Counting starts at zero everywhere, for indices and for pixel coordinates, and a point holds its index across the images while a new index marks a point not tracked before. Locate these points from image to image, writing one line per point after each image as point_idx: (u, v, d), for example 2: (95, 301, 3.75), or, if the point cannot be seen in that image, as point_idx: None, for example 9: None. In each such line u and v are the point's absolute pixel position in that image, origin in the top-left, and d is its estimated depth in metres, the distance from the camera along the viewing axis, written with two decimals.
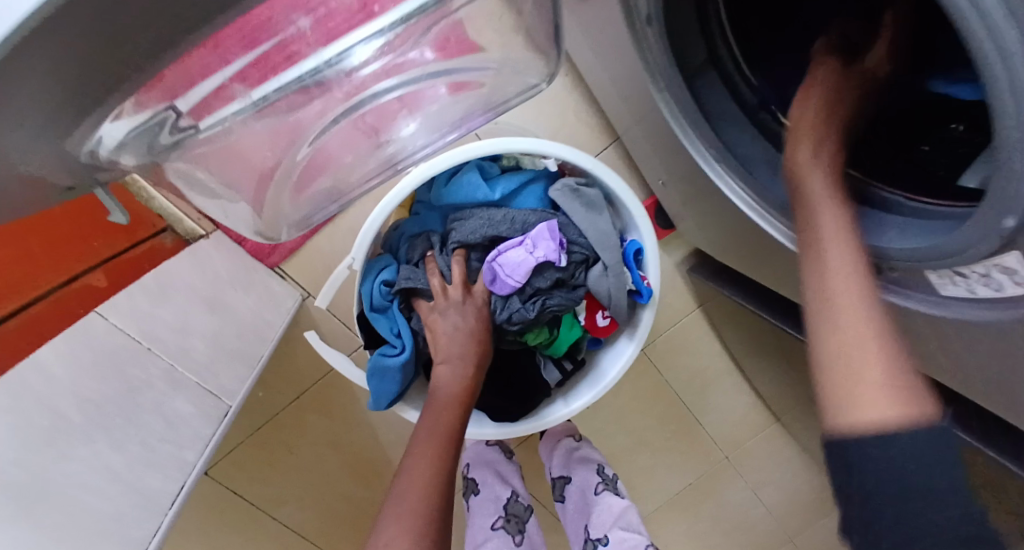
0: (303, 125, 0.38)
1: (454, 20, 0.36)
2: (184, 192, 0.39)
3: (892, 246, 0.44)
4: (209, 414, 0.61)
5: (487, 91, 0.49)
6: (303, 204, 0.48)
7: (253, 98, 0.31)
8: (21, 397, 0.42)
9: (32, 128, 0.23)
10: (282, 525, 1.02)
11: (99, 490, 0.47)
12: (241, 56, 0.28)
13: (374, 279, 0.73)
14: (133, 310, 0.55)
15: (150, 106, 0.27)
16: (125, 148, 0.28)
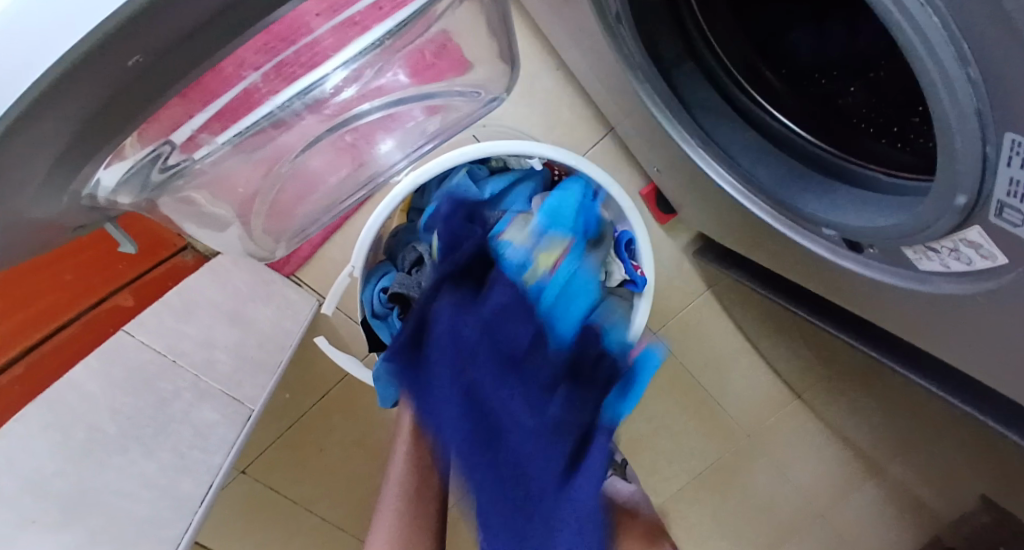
0: (286, 152, 0.41)
1: (418, 46, 0.38)
2: (179, 221, 0.42)
3: (874, 224, 0.44)
4: (232, 420, 0.64)
5: (459, 109, 0.51)
6: (294, 221, 0.51)
7: (225, 137, 0.34)
8: (60, 414, 0.47)
9: (37, 185, 0.25)
10: (320, 519, 1.09)
11: (134, 495, 0.51)
12: (206, 110, 0.31)
13: (375, 286, 0.78)
14: (158, 326, 0.60)
15: (147, 145, 0.30)
16: (122, 186, 0.31)
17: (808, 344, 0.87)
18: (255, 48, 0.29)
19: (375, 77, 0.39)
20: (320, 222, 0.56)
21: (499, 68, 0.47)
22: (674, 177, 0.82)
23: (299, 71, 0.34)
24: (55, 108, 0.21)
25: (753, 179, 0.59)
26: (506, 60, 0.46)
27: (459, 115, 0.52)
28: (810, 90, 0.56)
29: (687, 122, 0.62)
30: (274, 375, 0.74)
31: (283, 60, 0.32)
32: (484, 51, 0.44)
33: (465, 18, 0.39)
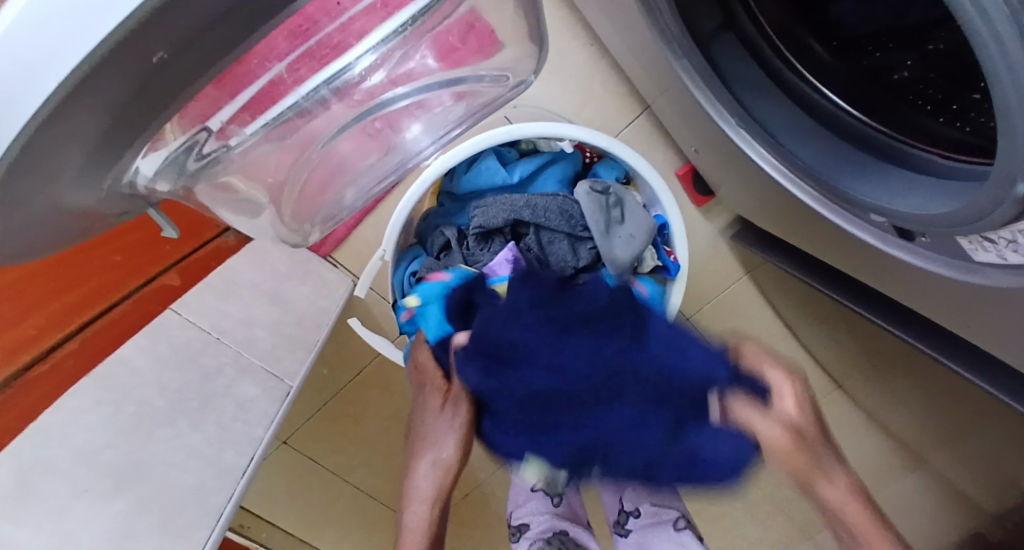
0: (316, 138, 0.42)
1: (444, 30, 0.38)
2: (213, 208, 0.43)
3: (927, 212, 0.42)
4: (273, 394, 0.67)
5: (491, 94, 0.51)
6: (323, 205, 0.52)
7: (260, 124, 0.35)
8: (115, 389, 0.51)
9: (73, 177, 0.27)
10: (356, 487, 1.13)
11: (182, 465, 0.55)
12: (233, 102, 0.31)
13: (405, 268, 0.79)
14: (202, 306, 0.63)
15: (184, 131, 0.30)
16: (160, 174, 0.32)
17: (849, 331, 0.84)
18: (282, 36, 0.29)
19: (403, 61, 0.38)
20: (352, 205, 0.57)
21: (526, 50, 0.46)
22: (711, 157, 0.79)
23: (327, 57, 0.34)
24: (82, 107, 0.22)
25: (794, 159, 0.56)
26: (537, 40, 0.45)
27: (487, 99, 0.52)
28: (860, 61, 0.52)
29: (729, 101, 0.59)
30: (312, 351, 0.75)
31: (310, 47, 0.32)
32: (511, 30, 0.43)
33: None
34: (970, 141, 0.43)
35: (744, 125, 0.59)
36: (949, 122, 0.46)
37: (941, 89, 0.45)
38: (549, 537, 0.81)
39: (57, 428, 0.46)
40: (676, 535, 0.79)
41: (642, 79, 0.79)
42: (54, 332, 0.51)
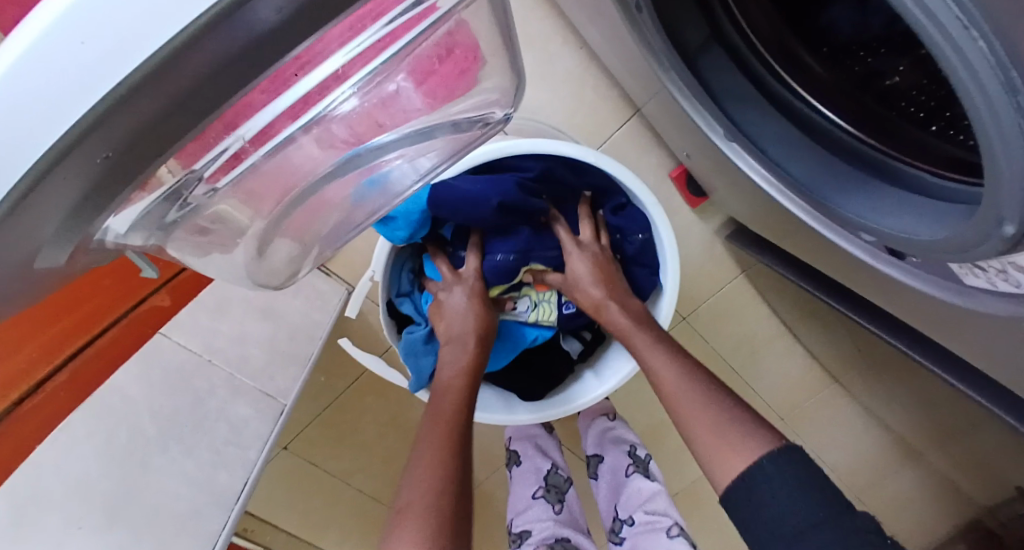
0: (302, 186, 0.39)
1: (422, 53, 0.35)
2: (175, 252, 0.39)
3: (919, 235, 0.41)
4: (267, 414, 0.66)
5: (481, 133, 0.49)
6: (302, 249, 0.48)
7: (236, 172, 0.32)
8: (104, 418, 0.53)
9: (45, 243, 0.25)
10: (357, 490, 1.14)
11: (177, 493, 0.55)
12: (205, 156, 0.29)
13: (401, 269, 0.79)
14: (194, 328, 0.63)
15: (151, 188, 0.27)
16: (133, 225, 0.29)
17: (845, 335, 0.83)
18: (261, 92, 0.27)
19: (384, 95, 0.36)
20: (345, 238, 0.54)
21: (506, 80, 0.43)
22: (704, 162, 0.78)
23: (310, 103, 0.31)
24: (42, 211, 0.22)
25: (786, 174, 0.55)
26: (516, 74, 0.44)
27: (474, 135, 0.49)
28: (853, 70, 0.50)
29: (717, 115, 0.58)
30: (307, 365, 0.74)
31: (292, 99, 0.30)
32: (488, 70, 0.41)
33: (473, 21, 0.35)
34: (961, 158, 0.42)
35: (736, 140, 0.58)
36: (949, 141, 0.44)
37: (934, 96, 0.43)
38: (552, 543, 0.80)
39: (51, 464, 0.48)
40: (669, 543, 0.77)
41: (631, 82, 0.78)
42: (43, 363, 0.52)
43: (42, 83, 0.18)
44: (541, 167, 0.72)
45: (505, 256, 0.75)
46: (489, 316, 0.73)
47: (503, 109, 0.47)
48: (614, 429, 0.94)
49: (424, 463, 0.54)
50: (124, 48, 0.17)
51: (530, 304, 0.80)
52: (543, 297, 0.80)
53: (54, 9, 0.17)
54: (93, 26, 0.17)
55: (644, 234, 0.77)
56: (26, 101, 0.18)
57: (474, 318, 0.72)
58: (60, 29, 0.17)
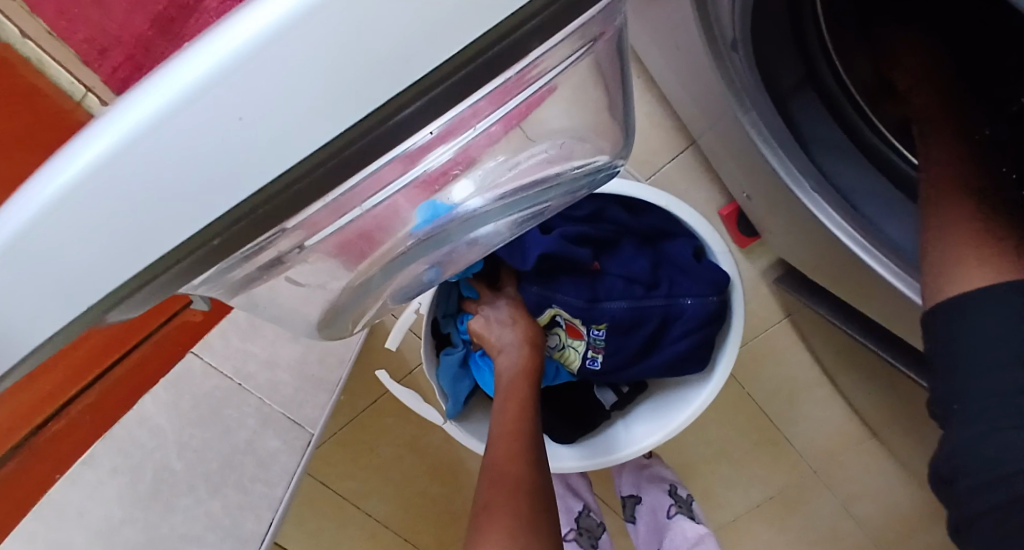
0: (389, 241, 0.34)
1: (537, 94, 0.29)
2: (246, 308, 0.35)
3: None
4: (295, 446, 0.63)
5: (571, 188, 0.43)
6: (372, 303, 0.43)
7: (327, 231, 0.27)
8: (133, 454, 0.50)
9: (136, 301, 0.21)
10: (368, 514, 1.08)
11: (199, 538, 0.52)
12: (291, 221, 0.22)
13: (454, 288, 0.72)
14: (225, 348, 0.60)
15: (243, 249, 0.21)
16: (213, 282, 0.25)
17: (896, 395, 0.79)
18: (395, 165, 0.25)
19: (484, 142, 0.31)
20: (411, 292, 0.50)
21: (611, 132, 0.38)
22: (766, 205, 0.75)
23: (417, 158, 0.26)
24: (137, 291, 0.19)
25: (881, 235, 0.50)
26: (621, 125, 0.39)
27: (574, 184, 0.42)
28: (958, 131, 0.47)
29: (803, 161, 0.54)
30: (335, 393, 0.70)
31: (394, 159, 0.24)
32: (570, 120, 0.35)
33: (580, 73, 0.30)
34: None
35: (821, 189, 0.54)
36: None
37: None
38: None
39: (74, 505, 0.47)
40: None
41: (693, 114, 0.74)
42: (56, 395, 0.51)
43: (156, 178, 0.16)
44: (592, 208, 0.66)
45: (540, 291, 0.64)
46: (539, 350, 0.63)
47: (600, 152, 0.40)
48: (651, 466, 0.92)
49: (494, 505, 0.48)
50: (272, 141, 0.16)
51: (558, 343, 0.68)
52: (571, 342, 0.67)
53: (169, 89, 0.15)
54: (255, 106, 0.15)
55: (718, 297, 0.64)
56: (151, 187, 0.16)
57: (523, 327, 0.64)
58: (203, 106, 0.15)
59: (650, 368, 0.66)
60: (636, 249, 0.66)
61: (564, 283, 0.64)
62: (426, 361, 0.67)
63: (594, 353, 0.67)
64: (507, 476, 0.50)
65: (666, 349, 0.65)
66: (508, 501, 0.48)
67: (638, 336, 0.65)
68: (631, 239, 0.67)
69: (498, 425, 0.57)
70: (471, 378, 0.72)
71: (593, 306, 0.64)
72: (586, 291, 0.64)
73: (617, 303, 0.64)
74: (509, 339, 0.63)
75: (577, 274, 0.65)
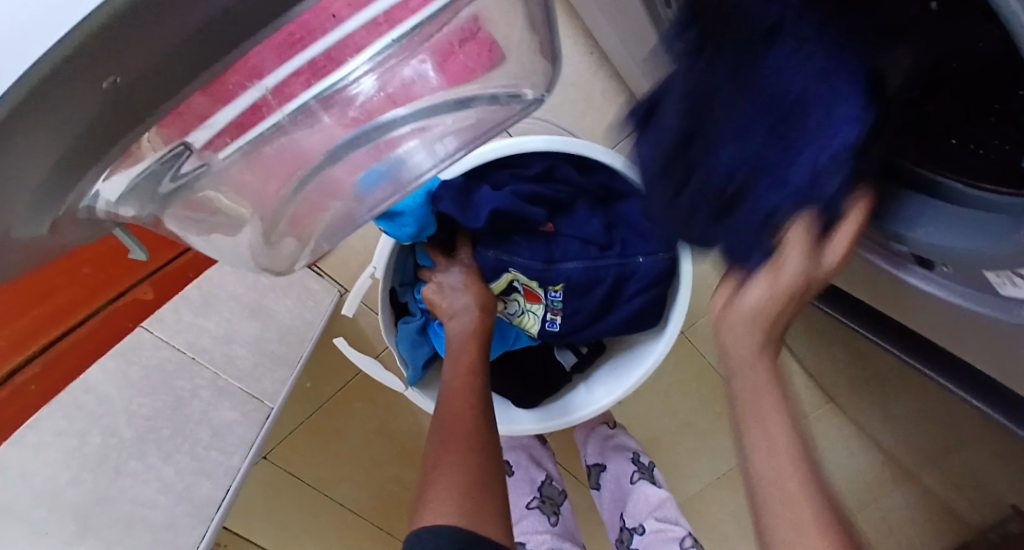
0: (309, 157, 0.35)
1: (455, 24, 0.31)
2: (183, 235, 0.37)
3: (940, 245, 0.42)
4: (254, 419, 0.63)
5: (501, 121, 0.44)
6: (307, 237, 0.44)
7: (240, 142, 0.30)
8: (77, 418, 0.49)
9: (40, 188, 0.21)
10: (338, 503, 1.08)
11: (154, 502, 0.52)
12: (203, 127, 0.26)
13: (409, 257, 0.73)
14: (178, 323, 0.59)
15: (151, 153, 0.26)
16: (127, 195, 0.28)
17: (852, 354, 0.81)
18: (274, 56, 0.24)
19: (403, 62, 0.32)
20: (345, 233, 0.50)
21: (542, 69, 0.39)
22: None
23: (324, 69, 0.29)
24: (18, 173, 0.19)
25: None
26: (550, 57, 0.39)
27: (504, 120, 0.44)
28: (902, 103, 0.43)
29: None
30: (295, 369, 0.71)
31: (312, 56, 0.27)
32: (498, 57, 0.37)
33: (499, 2, 0.31)
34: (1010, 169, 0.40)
35: None
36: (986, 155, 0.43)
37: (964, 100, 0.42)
38: None
39: (14, 468, 0.45)
40: None
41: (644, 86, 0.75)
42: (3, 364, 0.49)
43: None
44: (542, 167, 0.67)
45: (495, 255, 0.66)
46: (488, 313, 0.65)
47: (532, 90, 0.41)
48: (615, 436, 0.94)
49: (444, 463, 0.48)
50: None
51: (518, 308, 0.69)
52: (530, 306, 0.69)
53: None
54: None
55: (668, 253, 0.67)
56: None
57: (475, 291, 0.65)
58: None
59: (606, 327, 0.68)
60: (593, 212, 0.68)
61: (520, 246, 0.66)
62: (384, 328, 0.67)
63: (553, 316, 0.68)
64: (452, 431, 0.51)
65: (622, 309, 0.67)
66: (457, 456, 0.49)
67: (594, 297, 0.67)
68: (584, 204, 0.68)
69: (448, 385, 0.58)
70: (431, 345, 0.73)
71: (547, 267, 0.65)
72: (538, 253, 0.65)
73: (570, 262, 0.65)
74: (459, 303, 0.64)
75: (531, 236, 0.66)
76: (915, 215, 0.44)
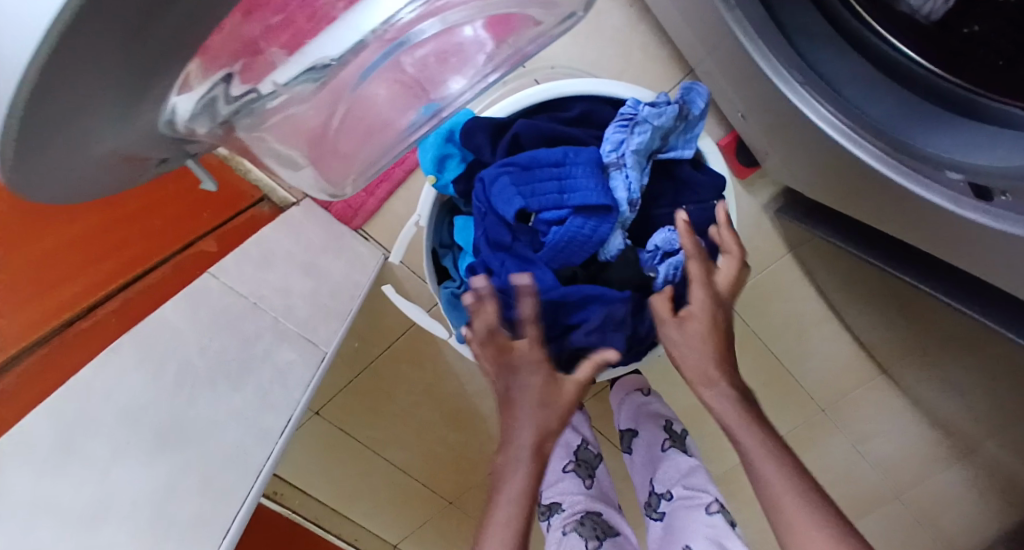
0: (351, 87, 0.36)
1: None
2: (258, 156, 0.42)
3: (988, 165, 0.45)
4: (310, 361, 0.69)
5: (537, 30, 0.43)
6: (363, 168, 0.47)
7: (291, 66, 0.31)
8: (153, 348, 0.52)
9: (117, 77, 0.23)
10: (387, 461, 1.13)
11: (224, 426, 0.56)
12: (262, 14, 0.28)
13: (443, 223, 0.78)
14: (240, 273, 0.65)
15: (206, 78, 0.29)
16: (196, 119, 0.30)
17: (905, 315, 0.77)
18: None
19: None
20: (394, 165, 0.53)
21: None
22: (761, 124, 0.74)
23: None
24: (97, 43, 0.20)
25: (860, 114, 0.54)
26: None
27: (538, 34, 0.44)
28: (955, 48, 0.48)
29: (789, 54, 0.56)
30: (346, 321, 0.77)
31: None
32: None
33: None
34: None
35: (810, 82, 0.55)
36: None
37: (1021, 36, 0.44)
38: (580, 518, 0.82)
39: (102, 385, 0.47)
40: (708, 519, 0.76)
41: (687, 37, 0.74)
42: (89, 296, 0.53)
43: None
44: (581, 110, 0.71)
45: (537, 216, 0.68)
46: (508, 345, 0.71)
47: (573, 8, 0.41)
48: (649, 404, 0.95)
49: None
50: None
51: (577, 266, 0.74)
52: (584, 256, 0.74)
53: None
54: None
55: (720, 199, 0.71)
56: None
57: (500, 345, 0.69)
58: None
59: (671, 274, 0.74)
60: (599, 190, 0.63)
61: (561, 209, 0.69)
62: (430, 280, 0.73)
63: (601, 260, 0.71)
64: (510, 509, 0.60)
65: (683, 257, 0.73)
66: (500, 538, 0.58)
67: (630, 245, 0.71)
68: (584, 164, 0.64)
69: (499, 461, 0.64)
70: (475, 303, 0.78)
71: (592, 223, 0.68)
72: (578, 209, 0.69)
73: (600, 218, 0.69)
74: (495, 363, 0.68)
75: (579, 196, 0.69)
76: (962, 151, 0.48)
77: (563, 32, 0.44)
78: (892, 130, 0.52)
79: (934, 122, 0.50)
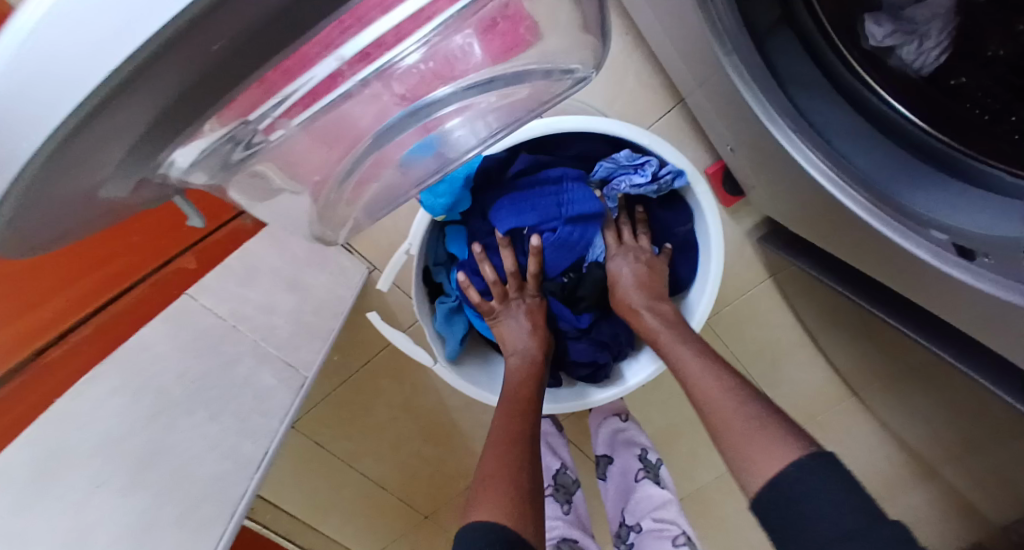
0: (362, 134, 0.36)
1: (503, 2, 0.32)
2: (251, 196, 0.40)
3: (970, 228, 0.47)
4: (290, 384, 0.67)
5: (544, 88, 0.44)
6: (355, 204, 0.46)
7: (298, 122, 0.31)
8: (130, 375, 0.51)
9: (127, 138, 0.22)
10: (361, 474, 1.11)
11: (201, 456, 0.54)
12: (287, 90, 0.28)
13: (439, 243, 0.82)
14: (222, 291, 0.63)
15: (224, 125, 0.27)
16: (198, 166, 0.29)
17: (878, 348, 0.79)
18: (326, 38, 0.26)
19: (452, 38, 0.32)
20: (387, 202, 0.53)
21: (587, 46, 0.40)
22: (748, 158, 0.75)
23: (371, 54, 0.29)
24: (110, 116, 0.19)
25: (846, 162, 0.55)
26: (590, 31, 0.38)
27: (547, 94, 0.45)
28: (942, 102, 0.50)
29: (781, 100, 0.56)
30: (328, 340, 0.76)
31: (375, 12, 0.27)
32: (557, 43, 0.38)
33: None
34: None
35: (800, 129, 0.56)
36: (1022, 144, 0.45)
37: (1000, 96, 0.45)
38: (556, 544, 0.83)
39: (76, 417, 0.46)
40: None
41: (680, 69, 0.74)
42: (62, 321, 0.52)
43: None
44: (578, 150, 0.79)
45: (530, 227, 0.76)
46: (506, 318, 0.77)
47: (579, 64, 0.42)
48: (625, 431, 0.95)
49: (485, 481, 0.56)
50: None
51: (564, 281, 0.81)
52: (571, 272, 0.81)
53: None
54: None
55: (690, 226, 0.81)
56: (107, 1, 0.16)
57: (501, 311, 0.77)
58: None
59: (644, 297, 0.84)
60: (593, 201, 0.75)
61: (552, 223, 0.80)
62: (421, 307, 0.74)
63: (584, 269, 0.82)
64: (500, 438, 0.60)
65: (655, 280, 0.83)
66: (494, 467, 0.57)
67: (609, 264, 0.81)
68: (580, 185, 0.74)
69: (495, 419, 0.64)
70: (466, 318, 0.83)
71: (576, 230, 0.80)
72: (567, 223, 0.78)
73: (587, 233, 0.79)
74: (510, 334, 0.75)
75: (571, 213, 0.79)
76: (944, 211, 0.49)
77: (571, 93, 0.45)
78: (880, 183, 0.53)
79: (916, 178, 0.52)
